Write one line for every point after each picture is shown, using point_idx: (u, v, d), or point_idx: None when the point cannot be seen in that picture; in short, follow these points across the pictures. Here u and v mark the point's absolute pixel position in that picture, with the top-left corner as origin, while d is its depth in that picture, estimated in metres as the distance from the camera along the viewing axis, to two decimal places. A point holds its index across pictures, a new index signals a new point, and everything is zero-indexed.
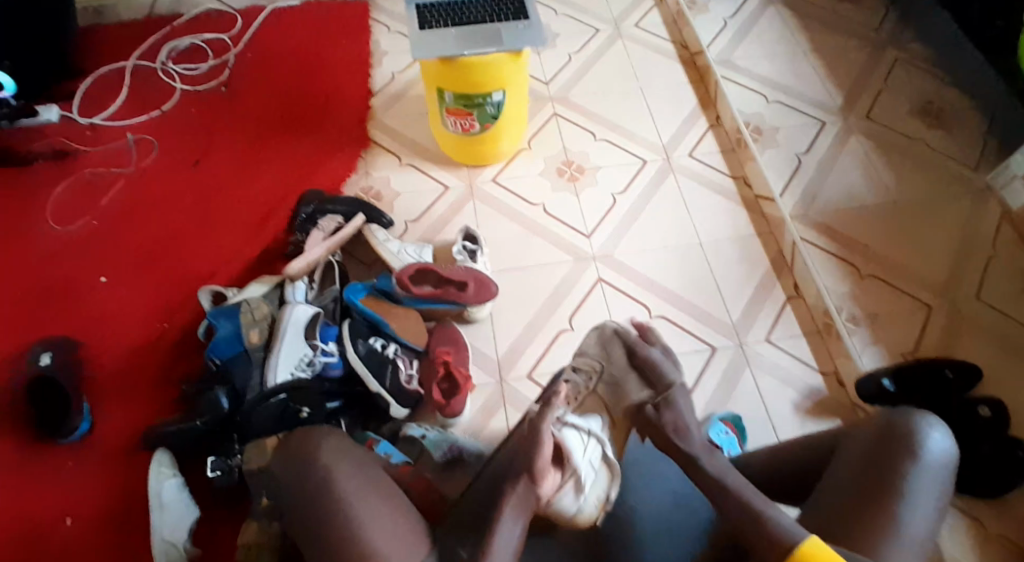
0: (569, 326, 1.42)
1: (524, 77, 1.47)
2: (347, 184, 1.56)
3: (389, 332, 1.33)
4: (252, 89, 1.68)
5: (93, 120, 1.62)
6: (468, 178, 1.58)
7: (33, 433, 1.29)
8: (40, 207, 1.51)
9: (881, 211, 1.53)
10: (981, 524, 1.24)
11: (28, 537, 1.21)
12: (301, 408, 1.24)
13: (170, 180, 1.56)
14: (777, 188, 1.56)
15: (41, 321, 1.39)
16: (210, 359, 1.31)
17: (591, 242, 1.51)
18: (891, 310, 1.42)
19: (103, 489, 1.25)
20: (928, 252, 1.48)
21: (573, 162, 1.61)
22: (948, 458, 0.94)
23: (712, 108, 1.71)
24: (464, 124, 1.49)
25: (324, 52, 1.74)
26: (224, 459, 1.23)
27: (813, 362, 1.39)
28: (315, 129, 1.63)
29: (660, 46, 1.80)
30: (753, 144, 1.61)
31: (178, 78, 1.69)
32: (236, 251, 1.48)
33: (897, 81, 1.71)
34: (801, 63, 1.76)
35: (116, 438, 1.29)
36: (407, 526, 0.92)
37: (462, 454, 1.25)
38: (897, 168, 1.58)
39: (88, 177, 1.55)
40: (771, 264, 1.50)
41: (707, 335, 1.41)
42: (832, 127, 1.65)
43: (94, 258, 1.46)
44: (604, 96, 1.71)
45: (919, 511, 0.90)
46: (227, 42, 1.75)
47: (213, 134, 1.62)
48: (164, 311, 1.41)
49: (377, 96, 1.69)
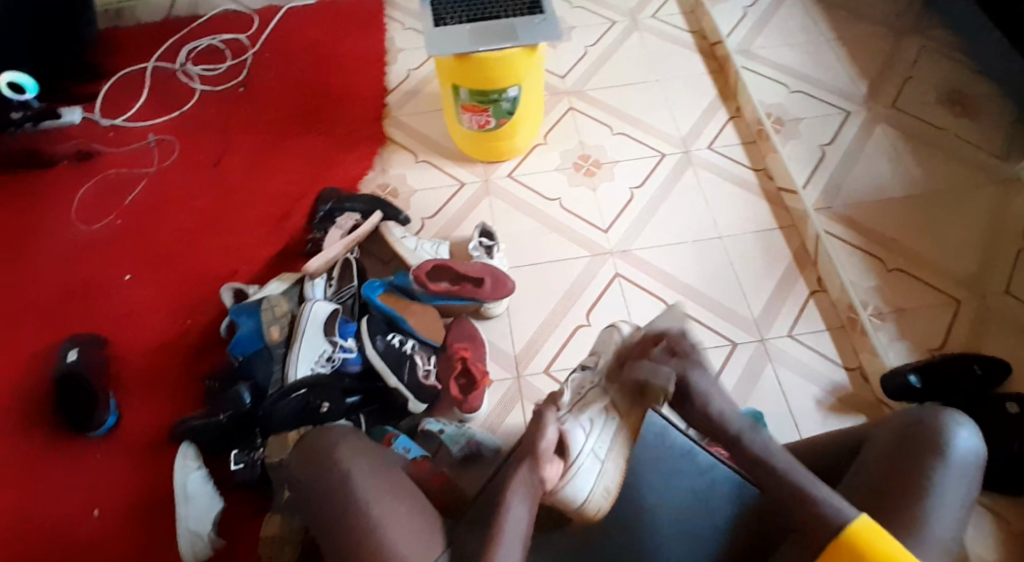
0: (586, 321, 1.41)
1: (539, 71, 1.46)
2: (364, 181, 1.57)
3: (407, 328, 1.34)
4: (270, 88, 1.70)
5: (116, 121, 1.66)
6: (484, 174, 1.58)
7: (62, 428, 1.33)
8: (68, 208, 1.55)
9: (908, 203, 1.50)
10: (1007, 522, 1.21)
11: (59, 529, 1.25)
12: (321, 403, 1.25)
13: (193, 180, 1.58)
14: (800, 180, 1.53)
15: (69, 319, 1.43)
16: (232, 355, 1.34)
17: (607, 237, 1.50)
18: (918, 304, 1.39)
19: (130, 482, 1.28)
20: (958, 245, 1.44)
21: (589, 157, 1.60)
22: (976, 459, 0.91)
23: (732, 100, 1.68)
24: (480, 120, 1.49)
25: (340, 49, 1.76)
26: (247, 451, 1.25)
27: (838, 359, 1.37)
28: (333, 126, 1.64)
29: (678, 37, 1.78)
30: (774, 135, 1.59)
31: (197, 79, 1.72)
32: (258, 248, 1.50)
33: (923, 69, 1.66)
34: (823, 52, 1.72)
35: (143, 432, 1.32)
36: (420, 520, 0.93)
37: (480, 449, 1.25)
38: (925, 158, 1.54)
39: (113, 177, 1.59)
40: (794, 259, 1.47)
41: (726, 330, 1.40)
42: (856, 117, 1.62)
43: (120, 257, 1.50)
44: (620, 89, 1.69)
45: (942, 515, 0.88)
46: (244, 42, 1.78)
47: (233, 133, 1.64)
48: (187, 310, 1.44)
49: (393, 93, 1.70)
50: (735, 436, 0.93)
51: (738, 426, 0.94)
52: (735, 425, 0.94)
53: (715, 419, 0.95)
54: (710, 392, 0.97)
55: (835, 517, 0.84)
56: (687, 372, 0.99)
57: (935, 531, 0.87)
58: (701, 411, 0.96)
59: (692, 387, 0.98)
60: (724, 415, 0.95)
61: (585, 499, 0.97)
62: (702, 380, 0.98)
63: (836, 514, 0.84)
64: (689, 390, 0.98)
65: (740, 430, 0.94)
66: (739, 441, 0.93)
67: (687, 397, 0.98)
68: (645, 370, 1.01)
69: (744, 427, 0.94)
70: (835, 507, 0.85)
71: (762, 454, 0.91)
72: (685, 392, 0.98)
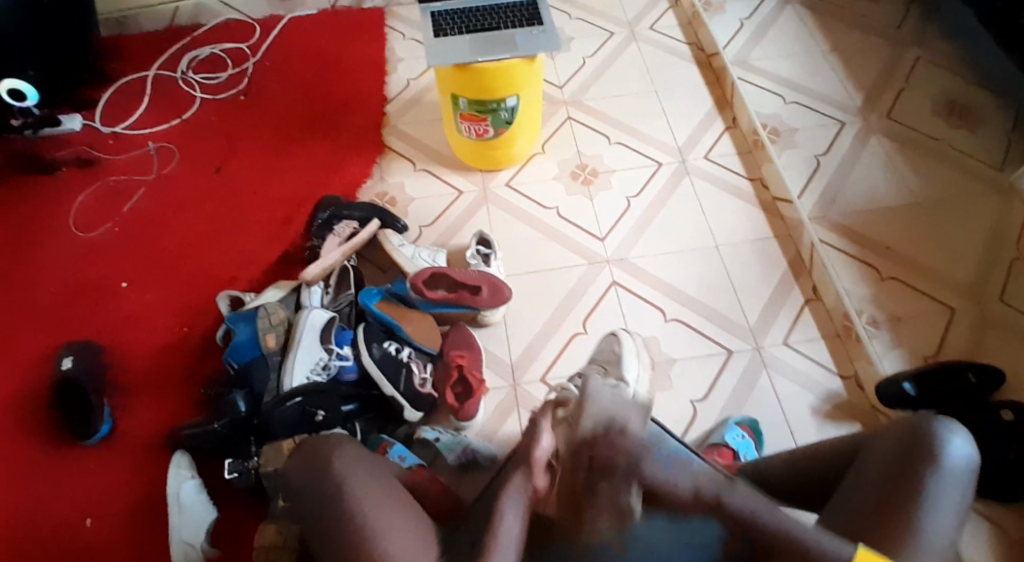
0: (583, 329, 1.41)
1: (538, 81, 1.47)
2: (363, 189, 1.58)
3: (403, 336, 1.34)
4: (270, 96, 1.71)
5: (116, 128, 1.66)
6: (482, 183, 1.59)
7: (57, 435, 1.32)
8: (66, 214, 1.55)
9: (904, 212, 1.51)
10: (1004, 531, 1.21)
11: (52, 536, 1.24)
12: (317, 411, 1.25)
13: (191, 187, 1.59)
14: (796, 189, 1.54)
15: (65, 325, 1.42)
16: (228, 362, 1.32)
17: (605, 245, 1.51)
18: (914, 312, 1.39)
19: (124, 489, 1.27)
20: (953, 254, 1.45)
21: (587, 166, 1.61)
22: (969, 465, 0.91)
23: (729, 110, 1.69)
24: (478, 129, 1.49)
25: (341, 59, 1.77)
26: (242, 461, 1.25)
27: (833, 367, 1.37)
28: (332, 135, 1.65)
29: (675, 48, 1.79)
30: (771, 145, 1.60)
31: (198, 87, 1.73)
32: (256, 255, 1.50)
33: (919, 80, 1.68)
34: (820, 64, 1.74)
35: (138, 438, 1.32)
36: (414, 530, 0.92)
37: (476, 458, 1.26)
38: (919, 168, 1.55)
39: (112, 184, 1.59)
40: (790, 267, 1.48)
41: (723, 338, 1.40)
42: (852, 128, 1.63)
43: (117, 264, 1.49)
44: (617, 100, 1.70)
45: (938, 521, 0.88)
46: (245, 52, 1.78)
47: (232, 141, 1.65)
48: (185, 316, 1.44)
49: (392, 102, 1.71)
50: (712, 499, 0.86)
51: (703, 488, 0.86)
52: (710, 496, 0.86)
53: (685, 498, 0.86)
54: (668, 467, 0.86)
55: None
56: (642, 461, 0.86)
57: (933, 535, 0.87)
58: (672, 496, 0.86)
59: (650, 479, 0.86)
60: (695, 477, 0.87)
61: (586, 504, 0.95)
62: (656, 468, 0.86)
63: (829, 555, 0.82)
64: (650, 486, 0.86)
65: (716, 491, 0.86)
66: (720, 503, 0.86)
67: (652, 486, 0.86)
68: (602, 493, 0.88)
69: (718, 488, 0.86)
70: (834, 552, 0.82)
71: (746, 520, 0.85)
72: (650, 489, 0.86)
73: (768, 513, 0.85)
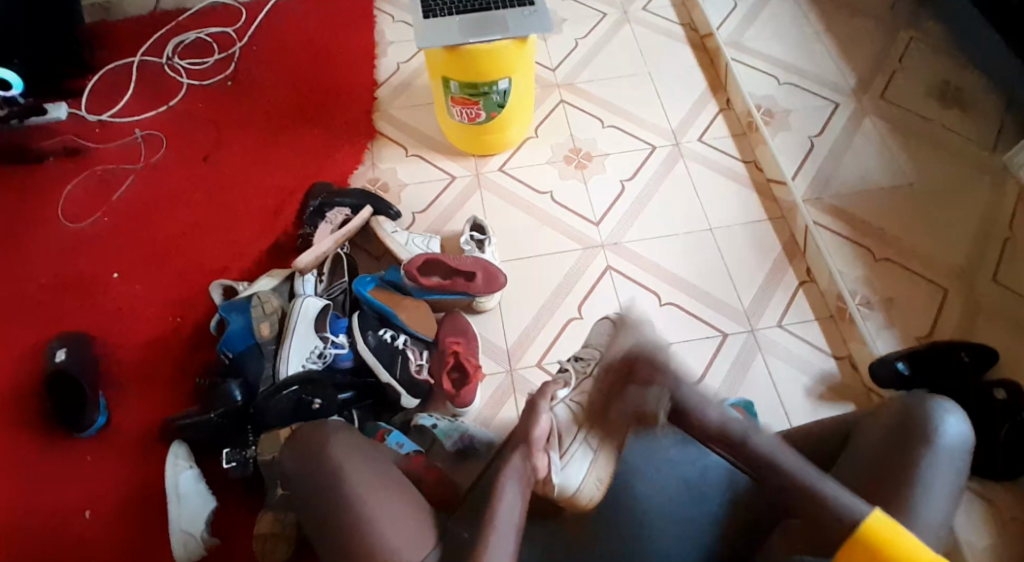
0: (578, 313, 1.41)
1: (529, 63, 1.45)
2: (355, 175, 1.56)
3: (398, 323, 1.33)
4: (258, 82, 1.69)
5: (102, 117, 1.64)
6: (475, 168, 1.58)
7: (52, 429, 1.31)
8: (55, 204, 1.53)
9: (896, 194, 1.51)
10: (997, 508, 1.22)
11: (50, 530, 1.23)
12: (313, 400, 1.25)
13: (180, 175, 1.57)
14: (789, 171, 1.53)
15: (57, 318, 1.41)
16: (222, 352, 1.32)
17: (600, 229, 1.50)
18: (906, 294, 1.40)
19: (121, 482, 1.27)
20: (945, 235, 1.45)
21: (581, 149, 1.60)
22: (963, 445, 0.92)
23: (722, 91, 1.68)
24: (470, 113, 1.48)
25: (330, 44, 1.74)
26: (239, 450, 1.25)
27: (827, 348, 1.38)
28: (324, 121, 1.63)
29: (668, 29, 1.78)
30: (764, 127, 1.59)
31: (185, 73, 1.70)
32: (248, 244, 1.48)
33: (912, 60, 1.67)
34: (813, 44, 1.73)
35: (134, 430, 1.31)
36: (414, 520, 0.92)
37: (473, 443, 1.25)
38: (912, 149, 1.55)
39: (100, 173, 1.57)
40: (784, 250, 1.48)
41: (719, 321, 1.40)
42: (846, 109, 1.62)
43: (107, 255, 1.48)
44: (609, 82, 1.69)
45: (932, 501, 0.88)
46: (232, 36, 1.76)
47: (222, 128, 1.63)
48: (178, 306, 1.43)
49: (383, 87, 1.69)
50: (739, 437, 0.88)
51: (737, 426, 0.88)
52: (737, 431, 0.88)
53: (713, 426, 0.89)
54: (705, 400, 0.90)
55: (847, 516, 0.81)
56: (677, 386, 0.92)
57: (928, 515, 0.88)
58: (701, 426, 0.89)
59: (683, 398, 0.90)
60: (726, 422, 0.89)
61: (575, 490, 0.96)
62: (691, 392, 0.91)
63: (849, 512, 0.81)
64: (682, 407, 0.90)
65: (744, 429, 0.88)
66: (745, 444, 0.88)
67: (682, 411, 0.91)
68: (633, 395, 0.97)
69: (748, 427, 0.88)
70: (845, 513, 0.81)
71: (769, 456, 0.86)
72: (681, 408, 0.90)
73: (788, 455, 0.86)
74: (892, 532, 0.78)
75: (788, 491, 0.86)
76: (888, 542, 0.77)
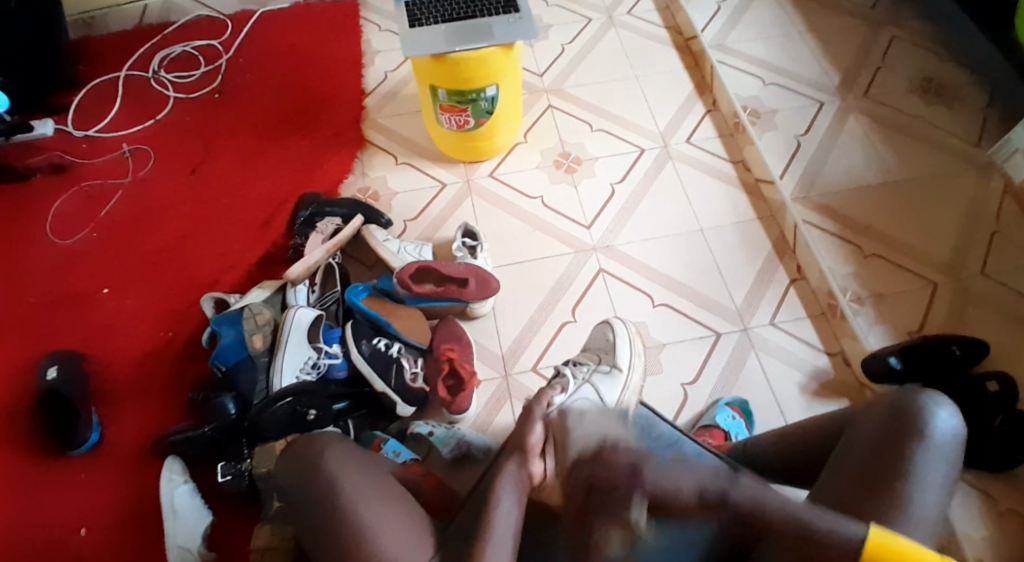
0: (572, 317, 1.41)
1: (516, 70, 1.46)
2: (344, 185, 1.56)
3: (392, 332, 1.33)
4: (245, 93, 1.69)
5: (89, 132, 1.63)
6: (465, 175, 1.58)
7: (45, 447, 1.30)
8: (42, 221, 1.52)
9: (883, 190, 1.52)
10: (992, 500, 1.22)
11: (44, 550, 1.22)
12: (308, 411, 1.24)
13: (169, 189, 1.56)
14: (777, 171, 1.55)
15: (47, 335, 1.40)
16: (215, 365, 1.31)
17: (591, 233, 1.51)
18: (896, 289, 1.41)
19: (116, 498, 1.26)
20: (931, 230, 1.47)
21: (570, 154, 1.60)
22: (955, 438, 0.93)
23: (708, 93, 1.70)
24: (458, 120, 1.48)
25: (317, 54, 1.74)
26: (234, 463, 1.23)
27: (820, 345, 1.38)
28: (313, 132, 1.63)
29: (653, 33, 1.79)
30: (751, 127, 1.60)
31: (171, 86, 1.70)
32: (239, 256, 1.48)
33: (894, 58, 1.69)
34: (797, 44, 1.74)
35: (128, 446, 1.30)
36: (413, 530, 0.92)
37: (470, 450, 1.26)
38: (896, 146, 1.57)
39: (87, 189, 1.56)
40: (774, 248, 1.49)
41: (712, 321, 1.41)
42: (831, 107, 1.64)
43: (96, 270, 1.47)
44: (596, 86, 1.70)
45: (925, 494, 0.89)
46: (217, 49, 1.75)
47: (210, 141, 1.62)
48: (169, 320, 1.42)
49: (370, 96, 1.69)
50: (717, 493, 0.85)
51: (709, 482, 0.85)
52: (714, 492, 0.84)
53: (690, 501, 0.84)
54: (673, 458, 0.87)
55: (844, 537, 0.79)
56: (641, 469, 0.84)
57: (926, 506, 0.88)
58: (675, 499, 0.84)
59: (651, 486, 0.84)
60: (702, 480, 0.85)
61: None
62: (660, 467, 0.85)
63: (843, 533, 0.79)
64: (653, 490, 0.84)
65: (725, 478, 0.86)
66: (723, 498, 0.85)
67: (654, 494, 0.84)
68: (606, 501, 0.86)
69: (724, 483, 0.85)
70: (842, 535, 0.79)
71: (752, 511, 0.84)
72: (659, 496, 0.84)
73: (772, 503, 0.83)
74: (890, 542, 0.78)
75: (770, 539, 0.84)
76: (894, 555, 0.76)
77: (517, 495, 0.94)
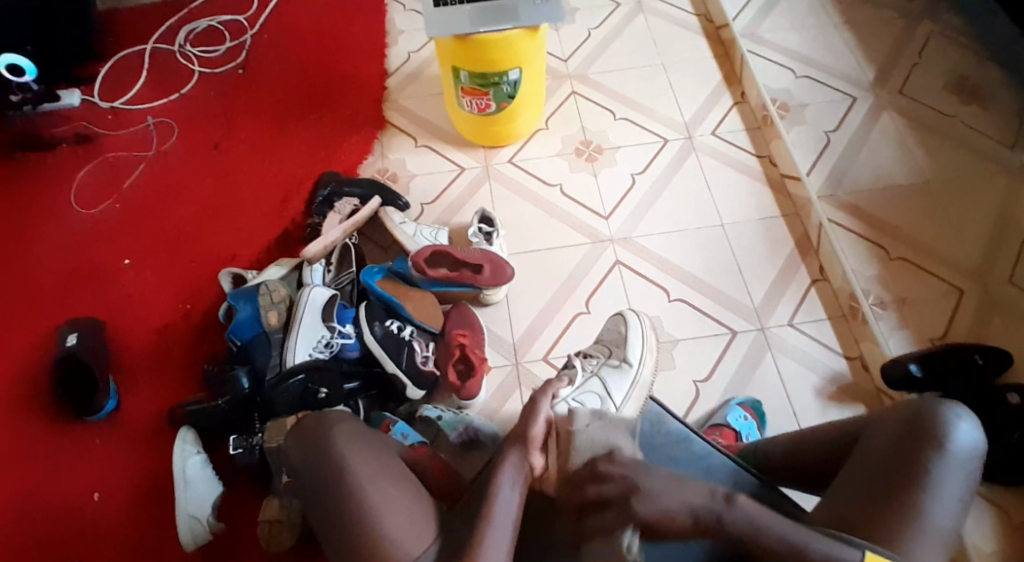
0: (586, 308, 1.40)
1: (540, 54, 1.44)
2: (364, 165, 1.56)
3: (405, 315, 1.33)
4: (269, 69, 1.69)
5: (114, 104, 1.65)
6: (485, 159, 1.57)
7: (62, 414, 1.33)
8: (67, 191, 1.54)
9: (915, 190, 1.48)
10: (1006, 514, 1.19)
11: (58, 514, 1.26)
12: (320, 389, 1.25)
13: (192, 163, 1.57)
14: (804, 167, 1.51)
15: (68, 304, 1.43)
16: (231, 340, 1.32)
17: (609, 224, 1.49)
18: (920, 294, 1.38)
19: (130, 466, 1.29)
20: (961, 234, 1.43)
21: (591, 142, 1.58)
22: (974, 450, 0.90)
23: (737, 84, 1.66)
24: (480, 104, 1.47)
25: (342, 32, 1.74)
26: (247, 437, 1.25)
27: (838, 347, 1.36)
28: (335, 110, 1.63)
29: (683, 20, 1.75)
30: (779, 122, 1.56)
31: (196, 60, 1.70)
32: (258, 233, 1.49)
33: (933, 54, 1.63)
34: (831, 36, 1.69)
35: (144, 413, 1.33)
36: (415, 511, 0.93)
37: (478, 436, 1.26)
38: (931, 145, 1.52)
39: (112, 160, 1.58)
40: (796, 247, 1.46)
41: (726, 318, 1.39)
42: (863, 103, 1.59)
43: (118, 241, 1.49)
44: (622, 73, 1.67)
45: (942, 505, 0.87)
46: (243, 23, 1.76)
47: (233, 116, 1.63)
48: (187, 294, 1.43)
49: (393, 76, 1.68)
50: (709, 520, 0.86)
51: (703, 504, 0.87)
52: (709, 517, 0.86)
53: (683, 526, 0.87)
54: None
55: None
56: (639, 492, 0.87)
57: (938, 522, 0.86)
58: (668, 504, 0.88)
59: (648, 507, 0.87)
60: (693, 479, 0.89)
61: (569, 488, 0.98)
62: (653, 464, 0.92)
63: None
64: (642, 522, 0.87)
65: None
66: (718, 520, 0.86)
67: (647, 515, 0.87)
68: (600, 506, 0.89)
69: (718, 507, 0.86)
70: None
71: (747, 534, 0.85)
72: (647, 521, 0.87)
73: (769, 525, 0.85)
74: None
75: None
76: None
77: (520, 484, 0.94)
